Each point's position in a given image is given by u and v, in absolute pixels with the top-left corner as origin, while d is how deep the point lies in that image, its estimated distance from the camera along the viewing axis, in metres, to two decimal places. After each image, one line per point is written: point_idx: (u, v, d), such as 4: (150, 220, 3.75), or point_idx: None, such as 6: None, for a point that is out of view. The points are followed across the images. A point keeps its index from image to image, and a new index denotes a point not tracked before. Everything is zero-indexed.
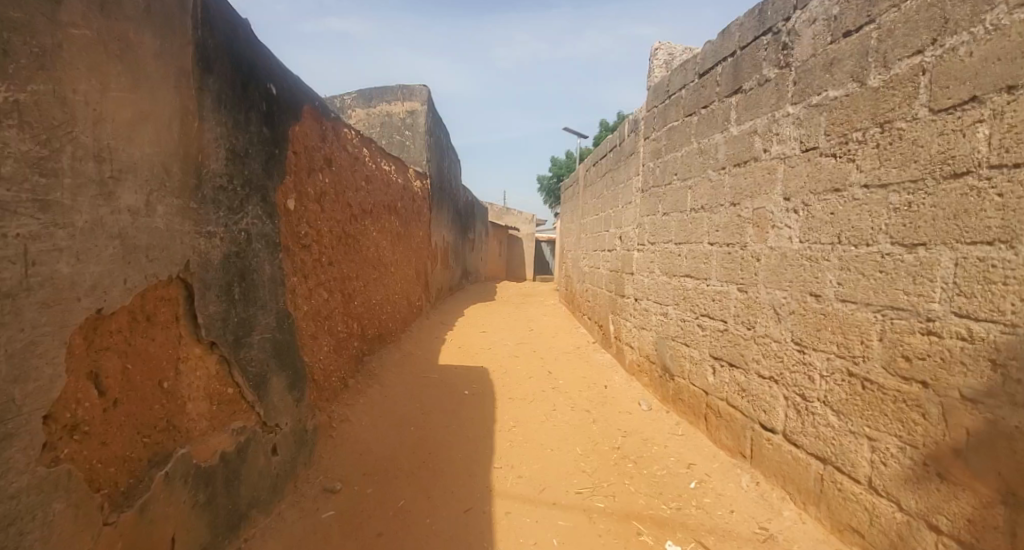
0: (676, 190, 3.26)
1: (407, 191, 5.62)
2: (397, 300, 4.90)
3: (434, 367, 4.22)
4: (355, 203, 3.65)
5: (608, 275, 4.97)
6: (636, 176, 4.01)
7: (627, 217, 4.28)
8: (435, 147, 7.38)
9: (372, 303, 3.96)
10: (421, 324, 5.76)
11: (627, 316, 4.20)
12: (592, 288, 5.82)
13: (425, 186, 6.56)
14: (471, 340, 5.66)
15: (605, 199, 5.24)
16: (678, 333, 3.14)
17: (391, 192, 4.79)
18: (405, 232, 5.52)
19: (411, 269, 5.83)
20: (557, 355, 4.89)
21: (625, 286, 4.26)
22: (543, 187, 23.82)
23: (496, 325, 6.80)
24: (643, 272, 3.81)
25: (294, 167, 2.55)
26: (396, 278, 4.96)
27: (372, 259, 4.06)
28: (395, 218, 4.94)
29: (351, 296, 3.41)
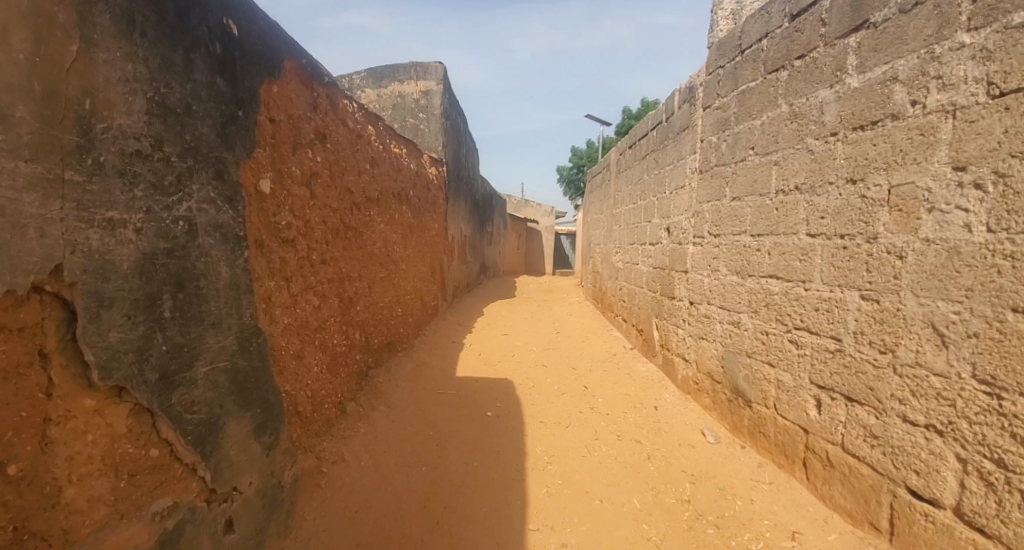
0: (753, 169, 2.61)
1: (421, 177, 5.04)
2: (408, 301, 4.33)
3: (450, 381, 3.65)
4: (358, 189, 3.08)
5: (650, 274, 4.32)
6: (693, 155, 3.36)
7: (678, 204, 3.62)
8: (451, 131, 6.79)
9: (379, 308, 3.40)
10: (437, 327, 5.20)
11: (677, 322, 3.56)
12: (628, 286, 5.17)
13: (440, 174, 5.99)
14: (492, 344, 5.09)
15: (646, 184, 4.58)
16: (755, 349, 2.51)
17: (402, 179, 4.21)
18: (418, 225, 4.95)
19: (425, 266, 5.27)
20: (590, 364, 4.29)
21: (674, 287, 3.63)
22: (563, 177, 23.02)
23: (519, 326, 6.22)
24: (701, 271, 3.17)
25: (270, 139, 1.97)
26: (408, 276, 4.40)
27: (378, 256, 3.49)
28: (406, 208, 4.37)
29: (352, 301, 2.85)
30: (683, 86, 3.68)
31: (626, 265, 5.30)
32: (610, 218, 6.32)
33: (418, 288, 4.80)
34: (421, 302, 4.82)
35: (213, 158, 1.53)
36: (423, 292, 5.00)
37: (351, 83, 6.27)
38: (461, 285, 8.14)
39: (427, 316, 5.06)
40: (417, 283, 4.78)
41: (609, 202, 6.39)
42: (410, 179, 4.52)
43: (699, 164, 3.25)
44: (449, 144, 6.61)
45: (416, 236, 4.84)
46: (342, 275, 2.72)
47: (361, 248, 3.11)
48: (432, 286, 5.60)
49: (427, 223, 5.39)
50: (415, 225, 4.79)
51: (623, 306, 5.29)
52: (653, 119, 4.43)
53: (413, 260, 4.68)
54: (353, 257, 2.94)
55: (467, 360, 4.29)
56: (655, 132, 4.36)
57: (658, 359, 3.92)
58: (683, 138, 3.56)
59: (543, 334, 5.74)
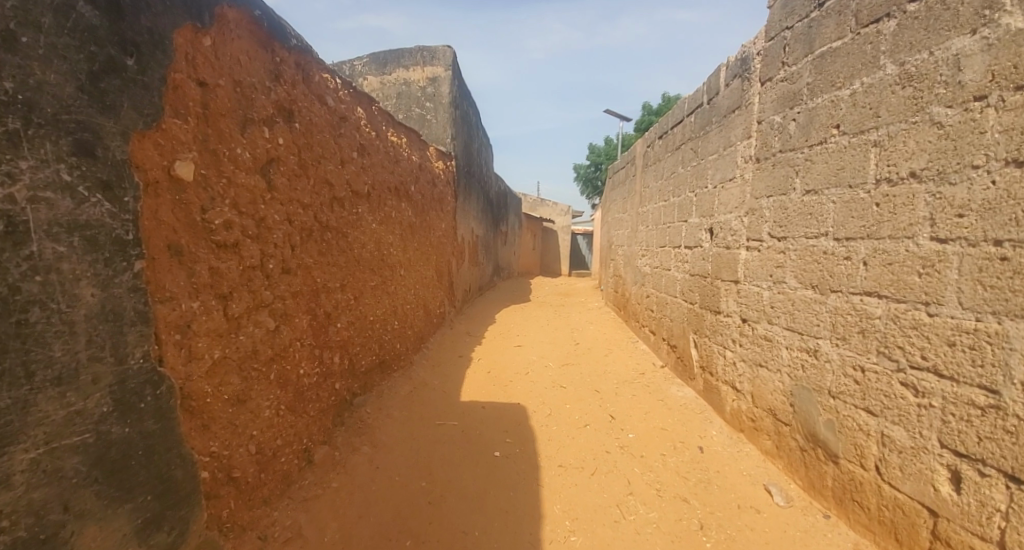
0: (840, 153, 2.01)
1: (425, 171, 4.53)
2: (408, 311, 3.80)
3: (452, 406, 3.13)
4: (341, 181, 2.56)
5: (686, 282, 3.72)
6: (748, 139, 2.75)
7: (726, 200, 3.02)
8: (462, 122, 6.27)
9: (368, 323, 2.87)
10: (441, 339, 4.68)
11: (723, 342, 2.97)
12: (658, 295, 4.56)
13: (447, 168, 5.48)
14: (503, 358, 4.53)
15: (683, 178, 3.96)
16: (844, 390, 1.92)
17: (402, 172, 3.68)
18: (421, 224, 4.42)
19: (429, 270, 4.75)
20: (615, 387, 3.70)
21: (720, 300, 3.04)
22: (580, 176, 22.32)
23: (533, 336, 5.66)
24: (759, 282, 2.58)
25: (195, 108, 1.47)
26: (407, 282, 3.86)
27: (368, 261, 2.96)
28: (406, 205, 3.84)
29: (329, 318, 2.32)
30: (735, 57, 3.06)
31: (656, 270, 4.68)
32: (636, 217, 5.69)
33: (420, 295, 4.26)
34: (423, 312, 4.29)
35: (67, 122, 1.06)
36: (426, 300, 4.47)
37: (353, 70, 5.79)
38: (472, 289, 7.61)
39: (430, 327, 4.54)
40: (419, 290, 4.24)
41: (636, 198, 5.75)
42: (411, 172, 3.99)
43: (756, 151, 2.65)
44: (459, 135, 6.07)
45: (419, 237, 4.31)
46: (315, 288, 2.20)
47: (344, 251, 2.59)
48: (438, 292, 5.07)
49: (432, 223, 4.86)
50: (418, 225, 4.26)
51: (653, 318, 4.67)
52: (691, 102, 3.83)
53: (415, 263, 4.14)
54: (332, 264, 2.41)
55: (473, 379, 3.74)
56: (693, 117, 3.75)
57: (698, 384, 3.33)
58: (734, 120, 2.96)
59: (560, 346, 5.17)
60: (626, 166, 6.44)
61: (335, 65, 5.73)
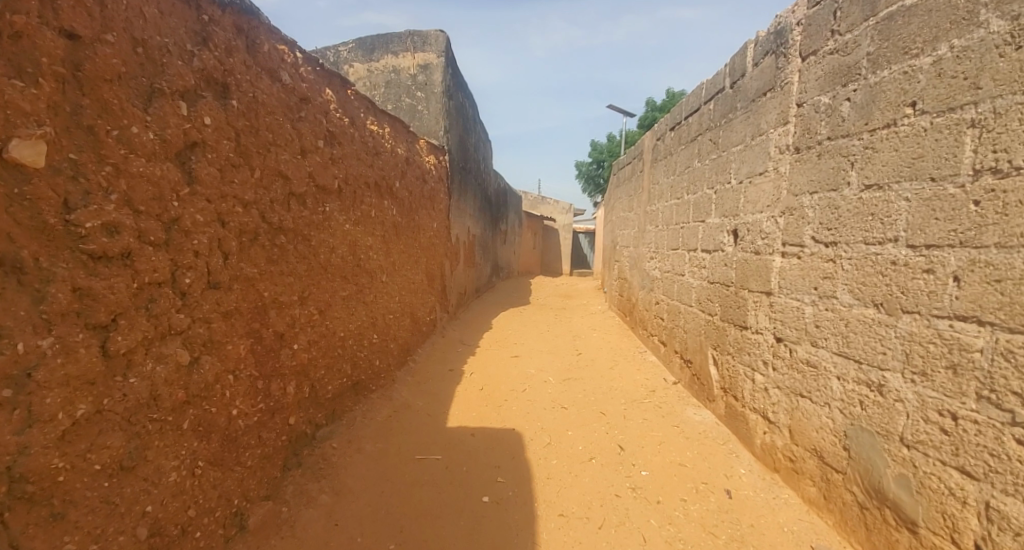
0: (919, 137, 1.65)
1: (413, 166, 4.11)
2: (390, 321, 3.39)
3: (438, 434, 2.74)
4: (301, 173, 2.15)
5: (703, 290, 3.31)
6: (783, 126, 2.35)
7: (754, 198, 2.61)
8: (456, 114, 5.87)
9: (338, 339, 2.46)
10: (430, 350, 4.27)
11: (749, 363, 2.57)
12: (669, 302, 4.14)
13: (440, 164, 5.10)
14: (497, 371, 4.12)
15: (698, 173, 3.54)
16: (921, 439, 1.58)
17: (383, 166, 3.26)
18: (408, 224, 4.00)
19: (418, 275, 4.33)
20: (623, 408, 3.29)
21: (746, 313, 2.62)
22: (582, 173, 21.88)
23: (531, 344, 5.24)
24: (798, 294, 2.17)
25: (56, 68, 1.05)
26: (390, 289, 3.45)
27: (339, 267, 2.55)
28: (389, 202, 3.42)
29: (280, 339, 1.91)
30: (765, 31, 2.65)
31: (666, 276, 4.27)
32: (643, 218, 5.29)
33: (406, 302, 3.84)
34: (409, 321, 3.88)
35: None
36: (412, 306, 4.05)
37: (338, 56, 5.36)
38: (468, 292, 7.21)
39: (418, 337, 4.12)
40: (404, 296, 3.82)
41: (642, 198, 5.35)
42: (396, 166, 3.58)
43: (796, 139, 2.24)
44: (453, 127, 5.64)
45: (404, 238, 3.88)
46: (261, 303, 1.79)
47: (306, 257, 2.19)
48: (428, 297, 4.66)
49: (421, 222, 4.44)
50: (403, 225, 3.85)
51: (663, 327, 4.26)
52: (709, 87, 3.40)
53: (399, 268, 3.73)
54: (287, 272, 2.00)
55: (464, 398, 3.34)
56: (712, 104, 3.34)
57: (718, 407, 2.93)
58: (765, 103, 2.55)
59: (560, 357, 4.76)
60: (632, 162, 6.02)
61: (318, 50, 5.30)
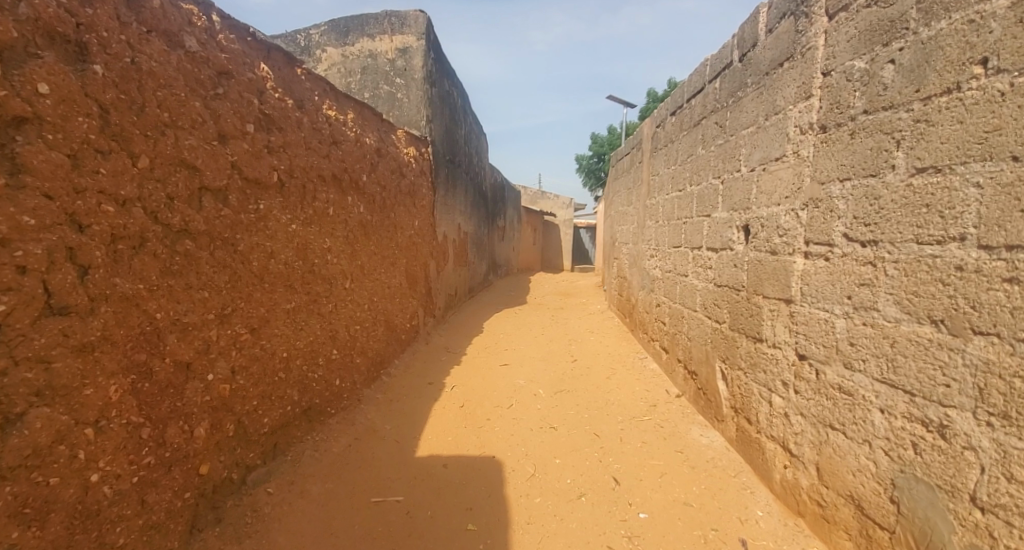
0: (993, 104, 1.26)
1: (386, 157, 3.73)
2: (357, 333, 3.01)
3: (404, 465, 2.38)
4: (217, 163, 1.79)
5: (710, 295, 2.92)
6: (806, 100, 1.94)
7: (770, 188, 2.22)
8: (442, 102, 5.47)
9: (278, 360, 2.09)
10: (410, 360, 3.89)
11: (766, 383, 2.18)
12: (672, 305, 3.75)
13: (421, 156, 4.72)
14: (482, 384, 3.73)
15: (703, 161, 3.13)
16: (1002, 503, 1.19)
17: (345, 156, 2.88)
18: (381, 221, 3.62)
19: (396, 278, 3.95)
20: (619, 427, 2.91)
21: (761, 323, 2.23)
22: (583, 167, 21.43)
23: (524, 350, 4.85)
24: (827, 304, 1.78)
25: None
26: (357, 296, 3.07)
27: (281, 273, 2.17)
28: (353, 197, 3.05)
29: (179, 369, 1.56)
30: None
31: (668, 277, 3.87)
32: (643, 213, 4.87)
33: (379, 309, 3.46)
34: (382, 330, 3.50)
35: None
36: (388, 313, 3.66)
37: (309, 40, 4.97)
38: (459, 293, 6.82)
39: (394, 347, 3.74)
40: (377, 302, 3.45)
41: (642, 191, 4.93)
42: (362, 156, 3.20)
43: (823, 115, 1.84)
44: (437, 116, 5.24)
45: (376, 238, 3.51)
46: (143, 330, 1.43)
47: (229, 265, 1.83)
48: (409, 301, 4.28)
49: (398, 219, 4.06)
50: (374, 222, 3.47)
51: (666, 333, 3.87)
52: (715, 63, 3.00)
53: (369, 271, 3.34)
54: (193, 285, 1.64)
55: (440, 419, 2.95)
56: (719, 82, 2.92)
57: (728, 430, 2.54)
58: (783, 75, 2.14)
59: (554, 365, 4.37)
60: (631, 152, 5.58)
61: (288, 34, 4.92)
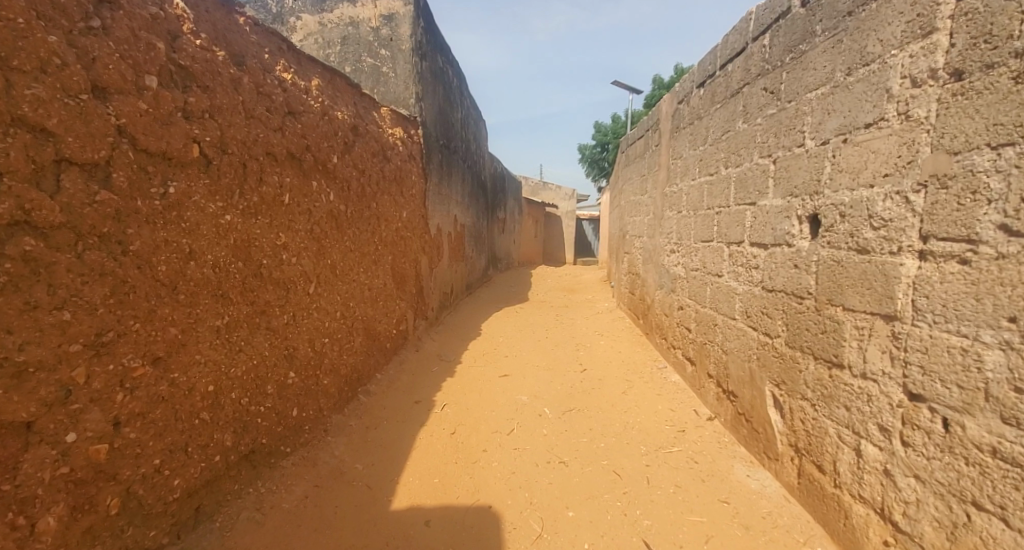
0: None
1: (365, 136, 3.17)
2: (326, 348, 2.47)
3: (375, 523, 1.85)
4: (90, 126, 1.24)
5: (756, 302, 2.37)
6: (925, 38, 1.42)
7: (853, 164, 1.68)
8: (434, 79, 4.91)
9: (204, 399, 1.56)
10: (395, 374, 3.38)
11: (851, 424, 1.65)
12: (700, 310, 3.20)
13: (409, 138, 4.17)
14: (478, 402, 3.20)
15: (745, 137, 2.59)
16: None
17: (306, 132, 2.33)
18: (358, 212, 3.07)
19: (378, 279, 3.41)
20: (644, 463, 2.39)
21: (840, 345, 1.70)
22: (586, 156, 20.77)
23: (526, 357, 4.32)
24: (965, 326, 1.30)
25: None
26: (327, 303, 2.53)
27: (208, 281, 1.64)
28: (320, 183, 2.50)
29: (7, 432, 1.05)
30: None
31: (695, 276, 3.34)
32: (661, 202, 4.33)
33: (355, 317, 2.92)
34: (360, 341, 2.96)
35: None
36: (367, 321, 3.13)
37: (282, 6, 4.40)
38: (455, 291, 6.28)
39: (376, 359, 3.21)
40: (354, 309, 2.91)
41: (660, 178, 4.40)
42: (332, 134, 2.65)
43: (957, 57, 1.34)
44: (428, 93, 4.68)
45: (352, 232, 2.96)
46: None
47: (112, 273, 1.27)
48: (395, 305, 3.74)
49: (381, 211, 3.51)
50: (349, 214, 2.92)
51: (693, 343, 3.32)
52: (760, 14, 2.44)
53: (343, 272, 2.81)
54: (39, 305, 1.11)
55: (427, 452, 2.43)
56: (768, 36, 2.37)
57: (786, 473, 2.02)
58: (877, 11, 1.61)
59: (560, 376, 3.85)
60: (645, 134, 5.03)
61: None
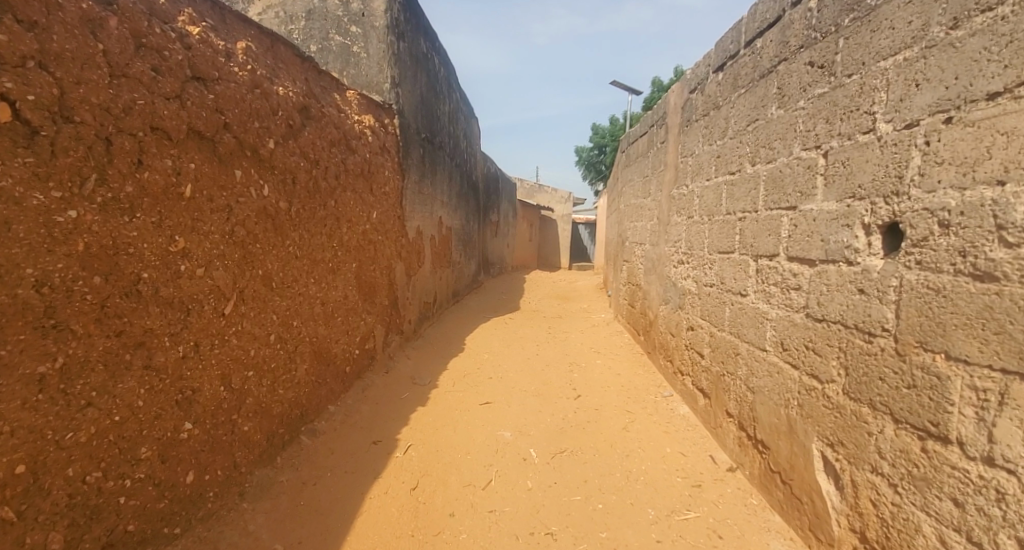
0: None
1: (320, 120, 2.67)
2: (251, 383, 1.94)
3: None
4: None
5: (799, 333, 1.86)
6: None
7: (965, 151, 1.19)
8: (415, 64, 4.42)
9: (5, 488, 1.14)
10: (355, 405, 2.84)
11: (963, 527, 1.15)
12: (717, 334, 2.70)
13: (381, 127, 3.67)
14: (450, 441, 2.66)
15: (781, 125, 2.10)
16: None
17: (224, 104, 1.84)
18: (308, 211, 2.55)
19: (336, 292, 2.88)
20: (654, 538, 1.90)
21: (944, 409, 1.20)
22: (583, 159, 20.30)
23: (512, 381, 3.79)
24: None
25: None
26: (254, 324, 2.00)
27: (28, 308, 1.19)
28: (247, 171, 1.99)
29: None
30: None
31: (711, 294, 2.82)
32: (667, 206, 3.84)
33: (300, 340, 2.39)
34: (306, 369, 2.43)
35: None
36: (317, 343, 2.58)
37: None
38: (439, 300, 5.74)
39: (329, 388, 2.68)
40: (298, 330, 2.38)
41: (666, 179, 3.91)
42: (270, 113, 2.16)
43: None
44: (407, 80, 4.18)
45: (298, 235, 2.44)
46: None
47: None
48: (359, 322, 3.21)
49: (343, 209, 2.99)
50: (295, 212, 2.40)
51: (705, 372, 2.82)
52: None
53: (283, 284, 2.28)
54: None
55: (377, 522, 1.90)
56: None
57: None
58: None
59: (551, 406, 3.31)
60: (650, 131, 4.54)
61: None
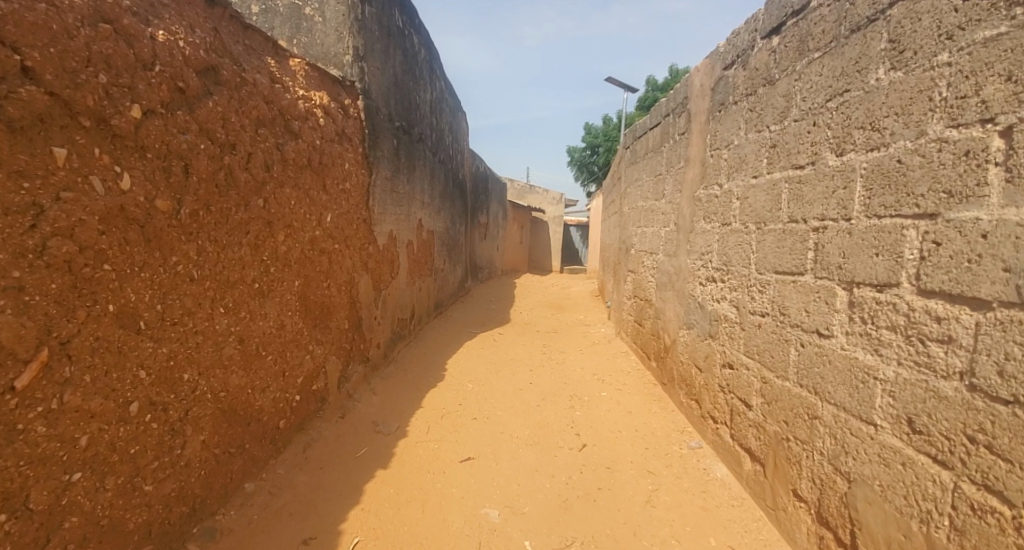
0: None
1: (236, 88, 1.96)
2: (81, 491, 1.25)
3: None
4: None
5: (964, 414, 1.19)
6: None
7: None
8: (388, 36, 3.70)
9: None
10: (287, 476, 2.12)
11: None
12: (773, 383, 2.02)
13: (337, 107, 2.95)
14: (416, 531, 1.98)
15: (897, 94, 1.45)
16: None
17: (13, 33, 1.10)
18: (214, 213, 1.82)
19: (264, 322, 2.15)
20: None
21: None
22: (574, 160, 19.72)
23: (500, 424, 3.09)
24: None
25: None
26: (92, 393, 1.28)
27: None
28: (76, 150, 1.26)
29: None
30: None
31: (763, 327, 2.15)
32: (689, 211, 3.18)
33: (195, 399, 1.67)
34: (205, 440, 1.70)
35: None
36: (228, 399, 1.86)
37: None
38: (418, 315, 5.00)
39: (247, 458, 1.96)
40: (190, 385, 1.66)
41: (688, 177, 3.26)
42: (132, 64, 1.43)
43: None
44: (377, 56, 3.48)
45: (192, 249, 1.71)
46: None
47: None
48: (302, 357, 2.48)
49: (277, 210, 2.26)
50: (186, 216, 1.67)
51: (755, 430, 2.14)
52: None
53: (161, 321, 1.55)
54: None
55: None
56: None
57: None
58: None
59: (548, 463, 2.61)
60: (664, 121, 3.88)
61: None
